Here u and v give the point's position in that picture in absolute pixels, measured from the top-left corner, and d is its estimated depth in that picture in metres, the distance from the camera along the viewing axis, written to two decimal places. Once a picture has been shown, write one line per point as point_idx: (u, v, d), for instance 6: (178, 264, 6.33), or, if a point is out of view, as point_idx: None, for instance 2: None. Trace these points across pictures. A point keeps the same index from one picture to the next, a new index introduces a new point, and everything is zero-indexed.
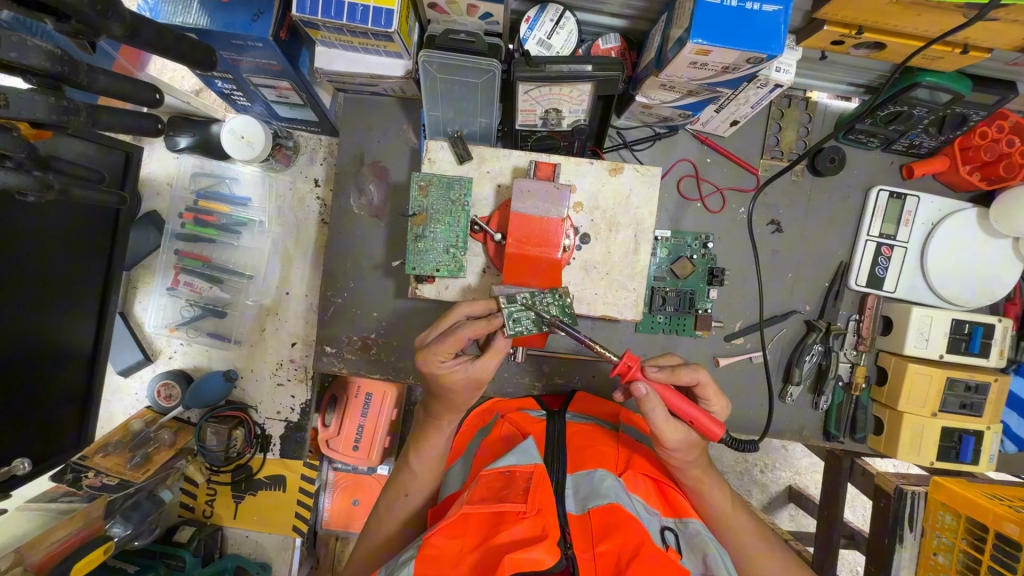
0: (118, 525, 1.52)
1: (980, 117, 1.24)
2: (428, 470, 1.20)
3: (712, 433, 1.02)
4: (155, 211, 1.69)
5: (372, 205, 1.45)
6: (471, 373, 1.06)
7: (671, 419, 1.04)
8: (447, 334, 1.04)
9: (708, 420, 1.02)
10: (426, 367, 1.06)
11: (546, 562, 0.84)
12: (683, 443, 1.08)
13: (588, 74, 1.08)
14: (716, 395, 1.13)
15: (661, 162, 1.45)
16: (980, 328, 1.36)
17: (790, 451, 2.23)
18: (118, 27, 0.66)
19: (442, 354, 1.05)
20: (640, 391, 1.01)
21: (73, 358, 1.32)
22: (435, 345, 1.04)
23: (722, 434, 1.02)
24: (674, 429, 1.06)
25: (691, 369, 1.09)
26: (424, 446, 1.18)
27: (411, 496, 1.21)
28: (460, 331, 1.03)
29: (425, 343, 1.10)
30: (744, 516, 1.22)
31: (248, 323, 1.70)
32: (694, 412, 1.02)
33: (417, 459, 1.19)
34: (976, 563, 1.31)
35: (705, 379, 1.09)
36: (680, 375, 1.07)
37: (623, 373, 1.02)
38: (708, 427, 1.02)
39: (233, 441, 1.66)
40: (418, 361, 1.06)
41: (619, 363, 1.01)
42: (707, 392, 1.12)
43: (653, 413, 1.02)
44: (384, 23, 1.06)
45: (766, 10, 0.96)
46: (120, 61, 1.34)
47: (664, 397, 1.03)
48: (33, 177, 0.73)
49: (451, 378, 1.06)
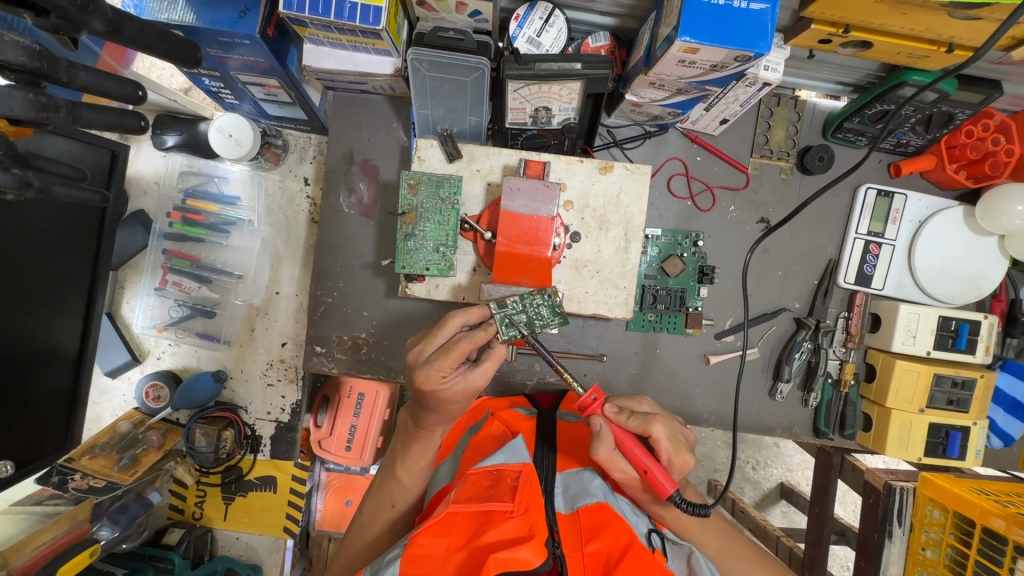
0: (105, 527, 1.53)
1: (965, 116, 1.25)
2: (416, 479, 1.19)
3: (661, 489, 1.01)
4: (143, 211, 1.67)
5: (362, 204, 1.45)
6: (470, 383, 1.07)
7: (618, 460, 1.08)
8: (448, 348, 1.04)
9: (660, 476, 1.01)
10: (428, 386, 1.05)
11: (533, 562, 0.85)
12: (627, 481, 1.11)
13: (578, 72, 1.08)
14: (671, 449, 1.08)
15: (651, 160, 1.45)
16: (967, 324, 1.36)
17: (781, 448, 2.25)
18: (99, 24, 0.65)
19: (445, 370, 1.04)
20: (594, 426, 1.06)
21: (58, 361, 1.31)
22: (435, 362, 1.04)
23: (671, 494, 1.00)
24: (620, 471, 1.09)
25: (643, 417, 1.07)
26: (411, 453, 1.18)
27: (398, 506, 1.19)
28: (463, 345, 1.03)
29: (421, 358, 1.07)
30: (718, 529, 1.20)
31: (237, 323, 1.69)
32: (649, 466, 1.02)
33: (402, 468, 1.18)
34: (964, 557, 1.33)
35: (657, 432, 1.06)
36: (629, 423, 1.06)
37: (586, 407, 1.08)
38: (657, 482, 1.01)
39: (222, 442, 1.63)
40: (419, 378, 1.05)
41: (582, 395, 1.08)
42: (660, 446, 1.08)
43: (599, 451, 1.06)
44: (372, 20, 1.06)
45: (753, 9, 0.96)
46: (104, 58, 1.34)
47: (617, 439, 1.05)
48: (12, 175, 0.71)
49: (452, 390, 1.06)
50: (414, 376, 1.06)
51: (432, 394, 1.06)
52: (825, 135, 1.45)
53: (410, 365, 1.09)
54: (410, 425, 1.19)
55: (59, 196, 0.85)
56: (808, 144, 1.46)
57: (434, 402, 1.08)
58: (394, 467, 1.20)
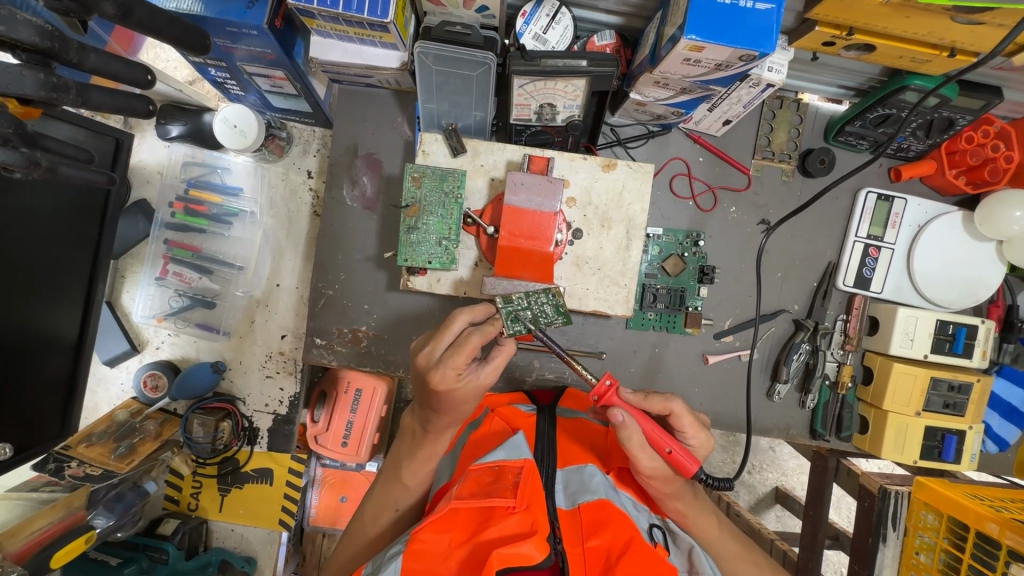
0: (101, 516, 1.51)
1: (966, 121, 1.27)
2: (421, 481, 1.18)
3: (685, 468, 1.05)
4: (144, 200, 1.67)
5: (365, 196, 1.45)
6: (482, 380, 1.05)
7: (647, 447, 1.04)
8: (459, 345, 1.01)
9: (683, 454, 1.04)
10: (444, 386, 1.01)
11: (534, 558, 0.85)
12: (655, 473, 1.06)
13: (583, 69, 1.08)
14: (691, 426, 1.11)
15: (655, 160, 1.46)
16: (964, 328, 1.38)
17: (777, 451, 2.25)
18: (111, 8, 0.65)
19: (460, 367, 1.01)
20: (617, 417, 1.02)
21: (57, 348, 1.33)
22: (449, 360, 1.00)
23: (695, 470, 1.04)
24: (648, 458, 1.04)
25: (663, 396, 1.09)
26: (417, 457, 1.17)
27: (401, 509, 1.18)
28: (474, 340, 1.01)
29: (432, 358, 1.04)
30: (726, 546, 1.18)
31: (237, 314, 1.69)
32: (672, 446, 1.04)
33: (408, 470, 1.17)
34: (957, 562, 1.31)
35: (676, 407, 1.09)
36: (649, 402, 1.08)
37: (601, 395, 1.05)
38: (682, 462, 1.04)
39: (220, 432, 1.63)
40: (434, 379, 1.01)
41: (597, 383, 1.06)
42: (682, 423, 1.10)
43: (630, 440, 1.02)
44: (380, 13, 1.06)
45: (759, 9, 0.97)
46: (112, 44, 1.38)
47: (640, 424, 1.04)
48: (20, 154, 0.71)
49: (467, 389, 1.04)
50: (426, 378, 1.02)
51: (446, 394, 1.03)
52: (827, 138, 1.46)
53: (420, 369, 1.05)
54: (418, 432, 1.17)
55: (65, 178, 0.84)
56: (810, 147, 1.47)
57: (449, 402, 1.05)
58: (399, 470, 1.18)
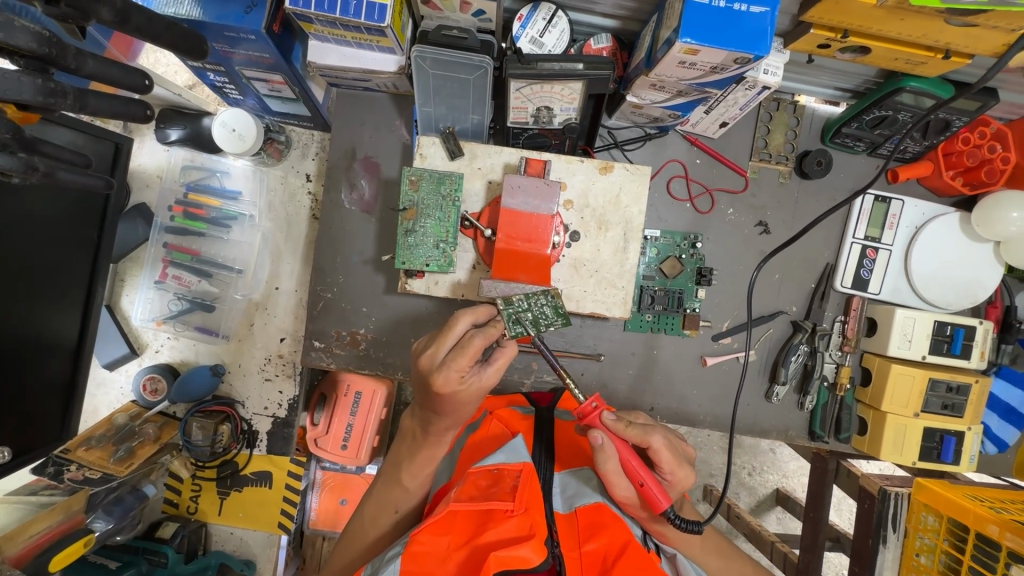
0: (100, 519, 1.52)
1: (963, 123, 1.27)
2: (420, 484, 1.18)
3: (655, 504, 1.01)
4: (144, 204, 1.68)
5: (363, 200, 1.45)
6: (484, 382, 1.06)
7: (622, 474, 1.04)
8: (463, 347, 1.01)
9: (655, 489, 1.01)
10: (448, 390, 1.01)
11: (532, 561, 0.86)
12: (629, 500, 1.07)
13: (579, 72, 1.09)
14: (672, 464, 1.06)
15: (652, 162, 1.46)
16: (962, 329, 1.38)
17: (778, 453, 2.25)
18: (108, 13, 0.66)
19: (463, 369, 1.01)
20: (594, 440, 1.01)
21: (56, 352, 1.33)
22: (452, 363, 1.01)
23: (665, 509, 1.00)
24: (623, 486, 1.05)
25: (642, 427, 1.04)
26: (417, 459, 1.17)
27: (401, 512, 1.18)
28: (477, 343, 1.01)
29: (436, 360, 1.03)
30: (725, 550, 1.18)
31: (236, 317, 1.69)
32: (646, 480, 1.01)
33: (408, 472, 1.17)
34: (957, 564, 1.31)
35: (656, 442, 1.03)
36: (629, 431, 1.04)
37: (586, 415, 1.05)
38: (653, 497, 1.01)
39: (219, 435, 1.66)
40: (437, 382, 1.01)
41: (582, 403, 1.06)
42: (660, 459, 1.05)
43: (605, 464, 1.02)
44: (377, 17, 1.07)
45: (754, 12, 0.97)
46: (111, 49, 1.39)
47: (619, 452, 1.02)
48: (18, 159, 0.71)
49: (470, 391, 1.04)
50: (429, 380, 1.02)
51: (449, 397, 1.03)
52: (824, 140, 1.47)
53: (423, 371, 1.04)
54: (418, 434, 1.17)
55: (62, 182, 0.84)
56: (807, 149, 1.47)
57: (451, 404, 1.05)
58: (399, 473, 1.18)
